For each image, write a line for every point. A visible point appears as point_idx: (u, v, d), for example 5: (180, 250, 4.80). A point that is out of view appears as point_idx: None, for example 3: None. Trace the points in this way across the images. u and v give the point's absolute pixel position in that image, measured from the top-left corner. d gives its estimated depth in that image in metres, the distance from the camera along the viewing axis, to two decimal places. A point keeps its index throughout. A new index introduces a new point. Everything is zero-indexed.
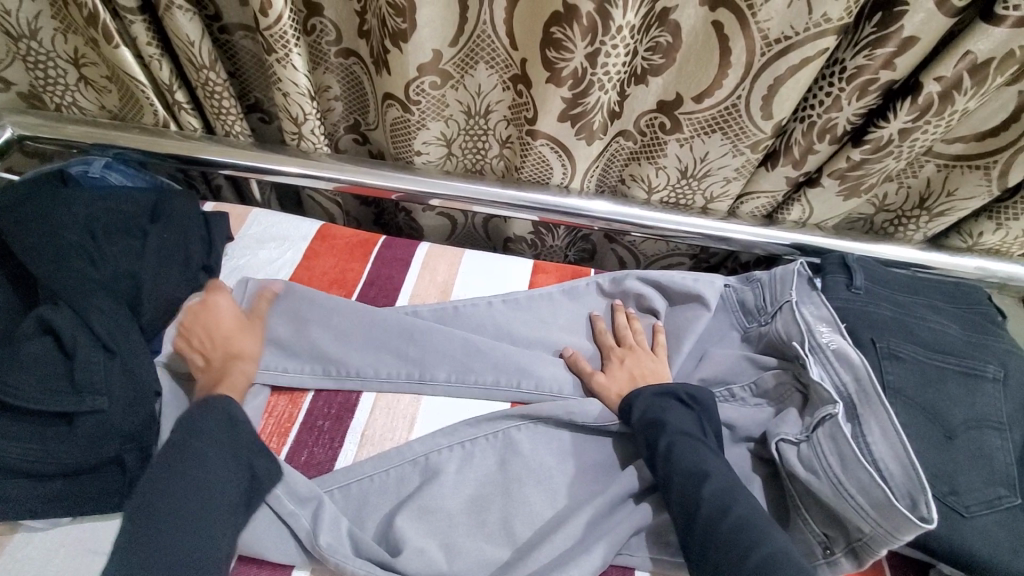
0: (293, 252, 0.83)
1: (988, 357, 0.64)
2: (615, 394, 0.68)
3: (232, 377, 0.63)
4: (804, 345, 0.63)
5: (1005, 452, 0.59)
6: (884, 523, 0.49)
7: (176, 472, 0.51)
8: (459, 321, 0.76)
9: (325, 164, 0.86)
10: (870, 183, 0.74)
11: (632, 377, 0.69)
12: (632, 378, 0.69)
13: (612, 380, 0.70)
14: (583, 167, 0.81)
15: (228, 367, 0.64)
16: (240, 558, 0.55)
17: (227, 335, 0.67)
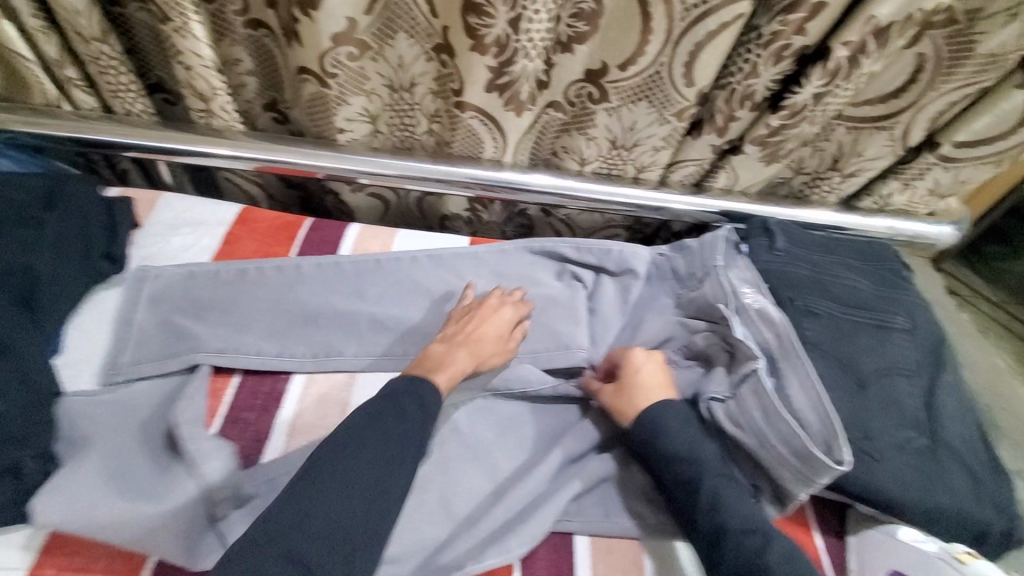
0: (210, 238, 0.78)
1: (896, 309, 0.69)
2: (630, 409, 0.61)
3: (449, 366, 0.63)
4: (729, 307, 0.65)
5: (913, 396, 0.63)
6: (805, 470, 0.52)
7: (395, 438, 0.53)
8: (381, 274, 0.76)
9: (242, 143, 0.81)
10: (787, 148, 0.76)
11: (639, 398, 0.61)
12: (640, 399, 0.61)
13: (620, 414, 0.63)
14: (514, 140, 0.79)
15: (447, 355, 0.64)
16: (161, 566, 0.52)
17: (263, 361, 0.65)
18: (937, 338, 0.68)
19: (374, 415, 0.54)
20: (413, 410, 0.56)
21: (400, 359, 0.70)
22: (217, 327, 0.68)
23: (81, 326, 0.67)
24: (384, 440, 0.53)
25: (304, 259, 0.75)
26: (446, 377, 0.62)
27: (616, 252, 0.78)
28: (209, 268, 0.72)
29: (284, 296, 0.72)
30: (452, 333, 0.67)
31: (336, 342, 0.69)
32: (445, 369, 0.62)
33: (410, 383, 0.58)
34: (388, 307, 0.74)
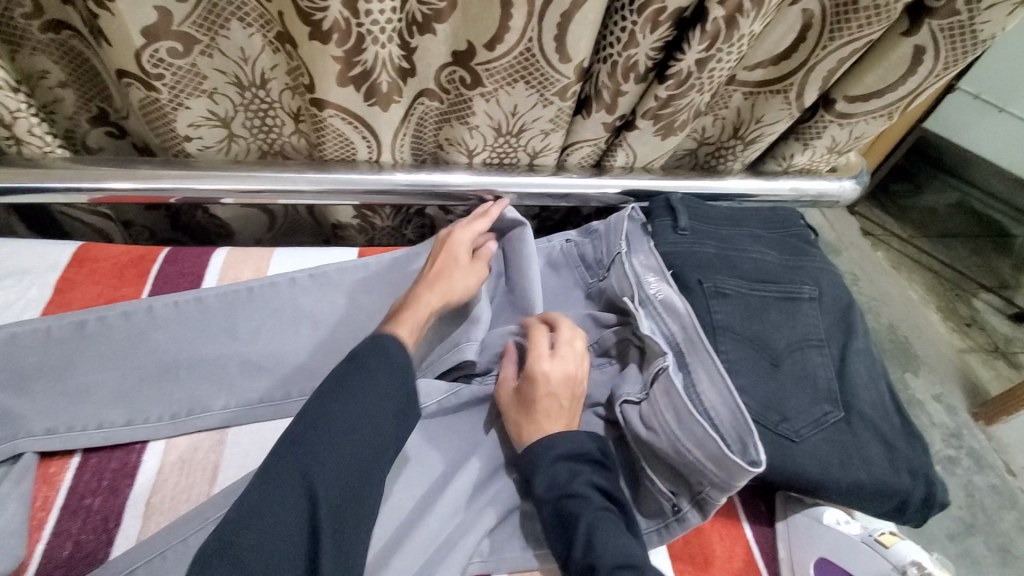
0: (39, 289, 0.66)
1: (804, 278, 0.66)
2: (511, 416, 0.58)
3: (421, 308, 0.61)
4: (633, 299, 0.60)
5: (826, 367, 0.61)
6: (721, 473, 0.48)
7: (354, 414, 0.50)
8: (255, 303, 0.66)
9: (64, 171, 0.68)
10: (682, 120, 0.71)
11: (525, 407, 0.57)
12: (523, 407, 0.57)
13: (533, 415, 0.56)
14: (389, 137, 0.71)
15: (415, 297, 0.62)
16: None
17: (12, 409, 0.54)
18: (844, 303, 0.67)
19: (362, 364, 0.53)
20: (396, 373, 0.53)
21: (281, 403, 0.62)
22: (49, 402, 0.57)
23: None
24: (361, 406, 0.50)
25: (157, 298, 0.63)
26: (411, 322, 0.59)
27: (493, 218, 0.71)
28: (37, 322, 0.59)
29: (135, 349, 0.61)
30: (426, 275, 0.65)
31: (200, 394, 0.60)
32: (411, 314, 0.60)
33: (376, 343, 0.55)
34: (267, 343, 0.65)
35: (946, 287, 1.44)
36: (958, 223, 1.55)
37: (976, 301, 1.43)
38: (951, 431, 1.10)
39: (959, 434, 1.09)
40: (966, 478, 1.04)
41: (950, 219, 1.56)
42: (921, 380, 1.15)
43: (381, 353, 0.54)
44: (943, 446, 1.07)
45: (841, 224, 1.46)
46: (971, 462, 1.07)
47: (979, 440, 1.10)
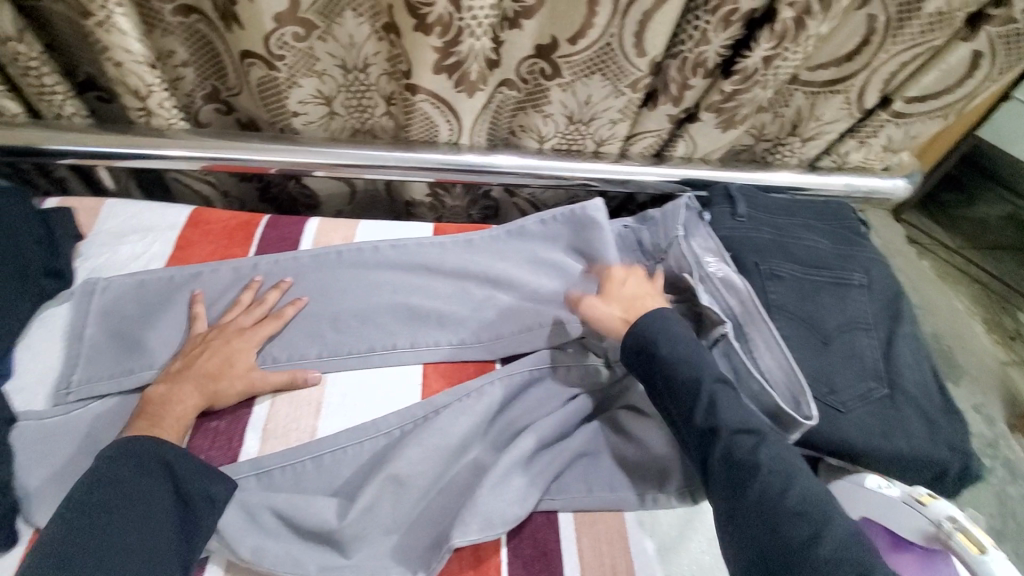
0: (161, 244, 0.75)
1: (855, 266, 0.71)
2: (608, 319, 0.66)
3: (174, 406, 0.58)
4: (694, 275, 0.66)
5: (872, 348, 0.66)
6: (776, 426, 0.54)
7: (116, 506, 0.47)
8: (343, 266, 0.74)
9: (184, 140, 0.76)
10: (743, 114, 0.76)
11: (629, 306, 0.65)
12: (630, 306, 0.65)
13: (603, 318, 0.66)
14: (470, 122, 0.77)
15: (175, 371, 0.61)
16: None
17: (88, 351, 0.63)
18: (894, 292, 0.71)
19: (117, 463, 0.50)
20: (145, 474, 0.50)
21: (365, 355, 0.68)
22: (177, 338, 0.66)
23: (32, 352, 0.63)
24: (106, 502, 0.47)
25: (261, 257, 0.72)
26: (170, 422, 0.57)
27: (582, 212, 0.77)
28: (162, 273, 0.69)
29: (241, 300, 0.69)
30: (180, 362, 0.62)
31: (298, 344, 0.68)
32: (159, 416, 0.57)
33: (129, 439, 0.52)
34: (352, 300, 0.72)
35: (993, 299, 1.44)
36: (1008, 236, 1.55)
37: (1022, 315, 1.43)
38: (988, 442, 1.11)
39: (995, 445, 1.11)
40: (999, 485, 1.06)
41: (1001, 232, 1.56)
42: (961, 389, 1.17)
43: (138, 445, 0.51)
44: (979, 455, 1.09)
45: (885, 230, 1.47)
46: (1005, 471, 1.09)
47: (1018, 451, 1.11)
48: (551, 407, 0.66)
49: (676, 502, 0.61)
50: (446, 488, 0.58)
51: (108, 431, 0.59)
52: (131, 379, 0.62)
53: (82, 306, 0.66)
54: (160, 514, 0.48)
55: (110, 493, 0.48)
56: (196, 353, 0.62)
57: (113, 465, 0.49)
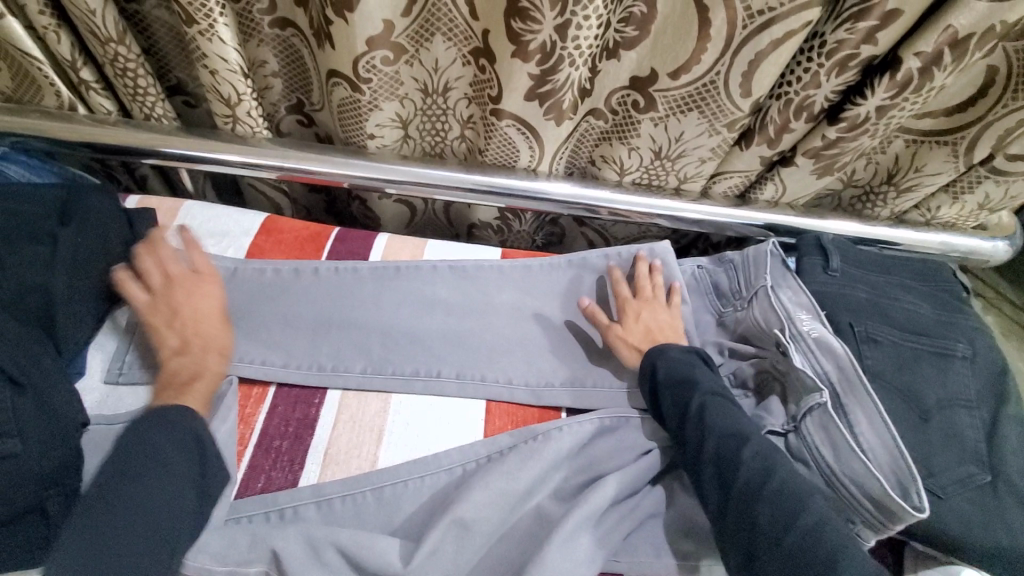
0: (235, 250, 0.75)
1: (958, 336, 0.65)
2: (630, 347, 0.69)
3: (201, 373, 0.60)
4: (785, 334, 0.61)
5: (976, 429, 0.60)
6: (879, 514, 0.48)
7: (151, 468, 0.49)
8: (400, 282, 0.74)
9: (264, 149, 0.75)
10: (844, 162, 0.72)
11: (648, 331, 0.69)
12: (649, 331, 0.69)
13: (630, 342, 0.69)
14: (552, 149, 0.75)
15: (202, 362, 0.61)
16: None
17: (183, 306, 0.63)
18: (1000, 368, 0.65)
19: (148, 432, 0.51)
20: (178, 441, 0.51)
21: (407, 378, 0.67)
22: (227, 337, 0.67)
23: (106, 352, 0.63)
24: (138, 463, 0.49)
25: (320, 263, 0.74)
26: (198, 393, 0.58)
27: (647, 254, 0.77)
28: (224, 266, 0.72)
29: (293, 307, 0.71)
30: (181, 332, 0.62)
31: (343, 357, 0.68)
32: (199, 388, 0.59)
33: (153, 416, 0.52)
34: (404, 318, 0.72)
35: None
36: None
37: None
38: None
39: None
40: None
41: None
42: None
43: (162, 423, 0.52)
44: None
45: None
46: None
47: None
48: (625, 460, 0.62)
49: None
50: (507, 534, 0.56)
51: None
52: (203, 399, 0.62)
53: (183, 260, 0.68)
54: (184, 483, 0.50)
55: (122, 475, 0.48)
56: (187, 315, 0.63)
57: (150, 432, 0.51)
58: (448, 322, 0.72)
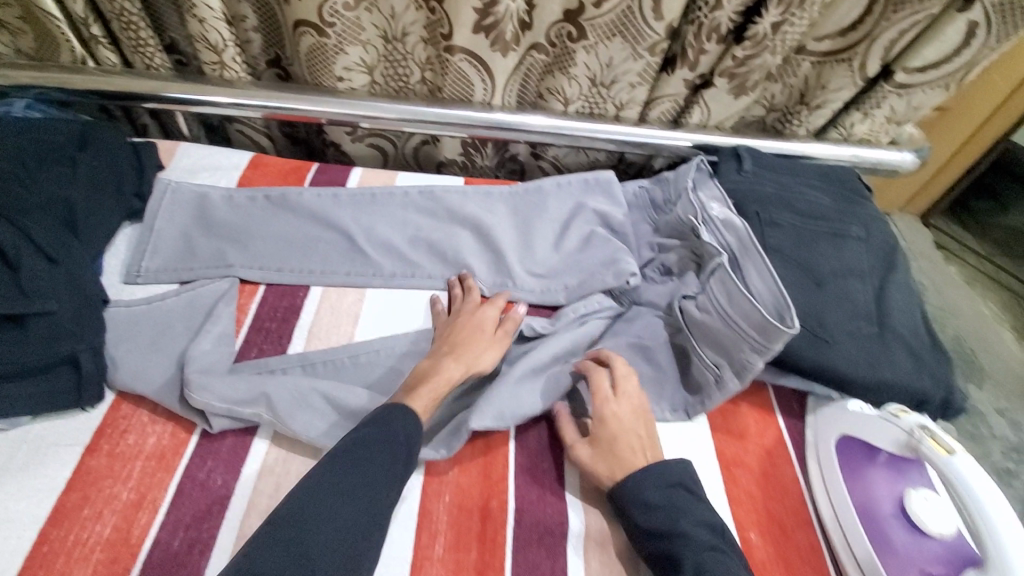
0: (226, 180, 0.85)
1: (854, 221, 0.75)
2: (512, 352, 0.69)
3: (435, 378, 0.63)
4: (698, 218, 0.72)
5: (866, 292, 0.69)
6: (762, 338, 0.60)
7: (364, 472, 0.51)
8: (376, 207, 0.82)
9: (250, 91, 0.86)
10: (754, 80, 0.82)
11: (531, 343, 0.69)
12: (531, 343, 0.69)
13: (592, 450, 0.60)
14: (502, 81, 0.86)
15: (439, 369, 0.64)
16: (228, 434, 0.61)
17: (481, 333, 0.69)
18: (891, 245, 0.75)
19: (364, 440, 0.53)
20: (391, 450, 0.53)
21: (387, 278, 0.77)
22: (218, 244, 0.76)
23: (119, 256, 0.74)
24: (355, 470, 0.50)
25: (306, 189, 0.81)
26: (426, 395, 0.61)
27: (595, 179, 0.86)
28: (205, 190, 0.79)
29: (270, 223, 0.79)
30: (447, 344, 0.67)
31: (330, 262, 0.77)
32: (430, 389, 0.62)
33: (379, 423, 0.55)
34: (380, 231, 0.80)
35: None
36: None
37: None
38: (1011, 445, 1.08)
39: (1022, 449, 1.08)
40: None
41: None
42: (989, 396, 1.14)
43: (383, 431, 0.54)
44: (1002, 457, 1.06)
45: (913, 233, 1.46)
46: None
47: None
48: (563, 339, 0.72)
49: (668, 414, 0.68)
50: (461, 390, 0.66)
51: (182, 322, 0.68)
52: (209, 290, 0.70)
53: (164, 196, 0.77)
54: (381, 494, 0.50)
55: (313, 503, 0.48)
56: (457, 333, 0.68)
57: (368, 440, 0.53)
58: (416, 237, 0.81)
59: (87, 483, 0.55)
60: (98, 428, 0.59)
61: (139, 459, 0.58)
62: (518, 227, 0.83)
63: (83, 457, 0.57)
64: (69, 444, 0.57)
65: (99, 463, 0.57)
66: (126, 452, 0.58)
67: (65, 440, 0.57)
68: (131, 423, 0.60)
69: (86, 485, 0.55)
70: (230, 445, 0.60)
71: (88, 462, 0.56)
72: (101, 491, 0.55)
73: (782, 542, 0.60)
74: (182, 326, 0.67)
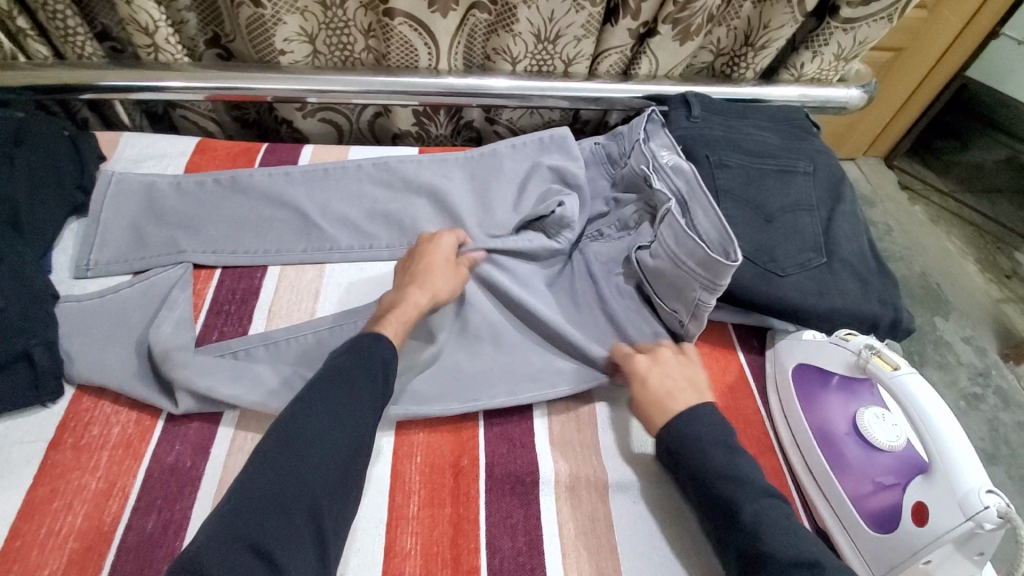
0: (173, 167, 0.83)
1: (802, 157, 0.77)
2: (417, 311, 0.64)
3: (403, 308, 0.63)
4: (649, 167, 0.73)
5: (815, 225, 0.71)
6: (708, 274, 0.62)
7: (344, 413, 0.51)
8: (329, 181, 0.82)
9: (189, 73, 0.84)
10: (697, 24, 0.82)
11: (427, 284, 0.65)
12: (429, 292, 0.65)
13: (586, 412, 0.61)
14: (445, 43, 0.85)
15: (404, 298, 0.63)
16: (195, 417, 0.61)
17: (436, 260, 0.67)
18: (838, 178, 0.77)
19: (344, 372, 0.54)
20: (371, 382, 0.54)
21: (345, 252, 0.77)
22: (167, 231, 0.74)
23: (68, 251, 0.73)
24: (331, 412, 0.51)
25: (255, 170, 0.80)
26: (397, 323, 0.61)
27: (549, 138, 0.86)
28: (152, 179, 0.77)
29: (222, 206, 0.77)
30: (409, 275, 0.66)
31: (285, 241, 0.76)
32: (399, 317, 0.62)
33: (361, 350, 0.56)
34: (336, 207, 0.80)
35: (986, 239, 1.43)
36: (1005, 179, 1.55)
37: (1019, 253, 1.41)
38: (978, 370, 1.11)
39: (987, 373, 1.12)
40: (990, 412, 1.07)
41: (996, 174, 1.56)
42: (951, 323, 1.18)
43: (364, 360, 0.55)
44: (969, 383, 1.09)
45: (875, 175, 1.48)
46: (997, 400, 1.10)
47: (1005, 377, 1.12)
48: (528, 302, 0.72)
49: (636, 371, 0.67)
50: None
51: (138, 310, 0.67)
52: (160, 279, 0.70)
53: (109, 186, 0.76)
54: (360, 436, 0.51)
55: (295, 458, 0.48)
56: (419, 266, 0.67)
57: (348, 368, 0.54)
58: (374, 210, 0.80)
59: (55, 476, 0.55)
60: (61, 423, 0.58)
61: (106, 448, 0.57)
62: (475, 191, 0.83)
63: (47, 453, 0.56)
64: (33, 439, 0.57)
65: (65, 456, 0.56)
66: (92, 442, 0.58)
67: (28, 437, 0.57)
68: (94, 414, 0.59)
69: (53, 478, 0.55)
70: (196, 428, 0.60)
71: (53, 456, 0.56)
72: (69, 483, 0.55)
73: None
74: (138, 314, 0.66)
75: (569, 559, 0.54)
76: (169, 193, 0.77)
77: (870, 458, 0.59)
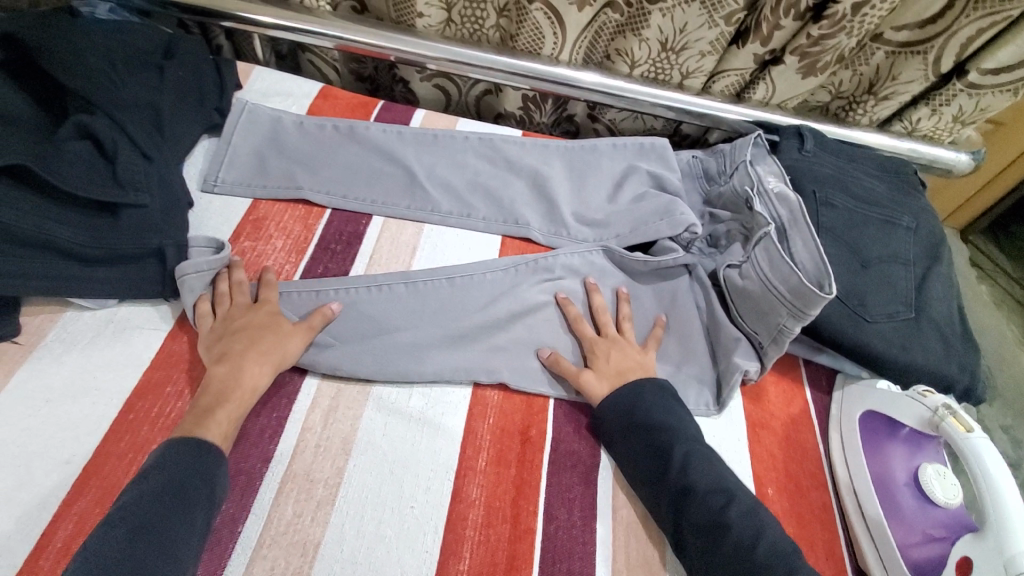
0: (297, 106, 0.88)
1: (906, 211, 0.77)
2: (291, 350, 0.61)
3: (236, 385, 0.56)
4: (753, 189, 0.74)
5: (908, 279, 0.72)
6: (797, 303, 0.63)
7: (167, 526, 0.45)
8: (437, 147, 0.85)
9: (327, 21, 0.88)
10: (824, 61, 0.83)
11: (250, 339, 0.59)
12: (251, 342, 0.59)
13: (600, 378, 0.65)
14: (573, 36, 0.88)
15: (238, 372, 0.57)
16: None
17: (250, 322, 0.61)
18: (938, 239, 0.77)
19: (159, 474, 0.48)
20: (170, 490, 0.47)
21: (444, 216, 0.80)
22: (286, 165, 0.79)
23: (197, 165, 0.78)
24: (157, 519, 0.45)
25: (371, 124, 0.84)
26: (229, 407, 0.55)
27: (650, 145, 0.88)
28: (278, 115, 0.82)
29: (336, 152, 0.82)
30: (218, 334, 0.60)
31: (392, 195, 0.80)
32: (234, 393, 0.56)
33: (181, 453, 0.50)
34: (442, 173, 0.83)
35: None
36: None
37: None
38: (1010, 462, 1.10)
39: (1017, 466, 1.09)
40: None
41: None
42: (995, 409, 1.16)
43: (193, 461, 0.49)
44: None
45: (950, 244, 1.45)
46: None
47: None
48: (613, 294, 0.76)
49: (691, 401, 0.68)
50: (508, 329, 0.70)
51: None
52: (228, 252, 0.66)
53: (240, 113, 0.81)
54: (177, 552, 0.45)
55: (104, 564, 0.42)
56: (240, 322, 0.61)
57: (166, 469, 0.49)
58: (475, 182, 0.83)
59: (169, 364, 0.60)
60: (178, 319, 0.64)
61: None
62: (572, 182, 0.86)
63: (165, 342, 0.62)
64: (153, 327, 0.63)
65: (180, 348, 0.62)
66: None
67: (149, 325, 0.63)
68: None
69: (168, 366, 0.60)
70: None
71: (170, 346, 0.62)
72: (181, 373, 0.60)
73: (797, 499, 0.63)
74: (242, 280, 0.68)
75: (619, 543, 0.57)
76: (292, 130, 0.82)
77: (924, 512, 0.60)
